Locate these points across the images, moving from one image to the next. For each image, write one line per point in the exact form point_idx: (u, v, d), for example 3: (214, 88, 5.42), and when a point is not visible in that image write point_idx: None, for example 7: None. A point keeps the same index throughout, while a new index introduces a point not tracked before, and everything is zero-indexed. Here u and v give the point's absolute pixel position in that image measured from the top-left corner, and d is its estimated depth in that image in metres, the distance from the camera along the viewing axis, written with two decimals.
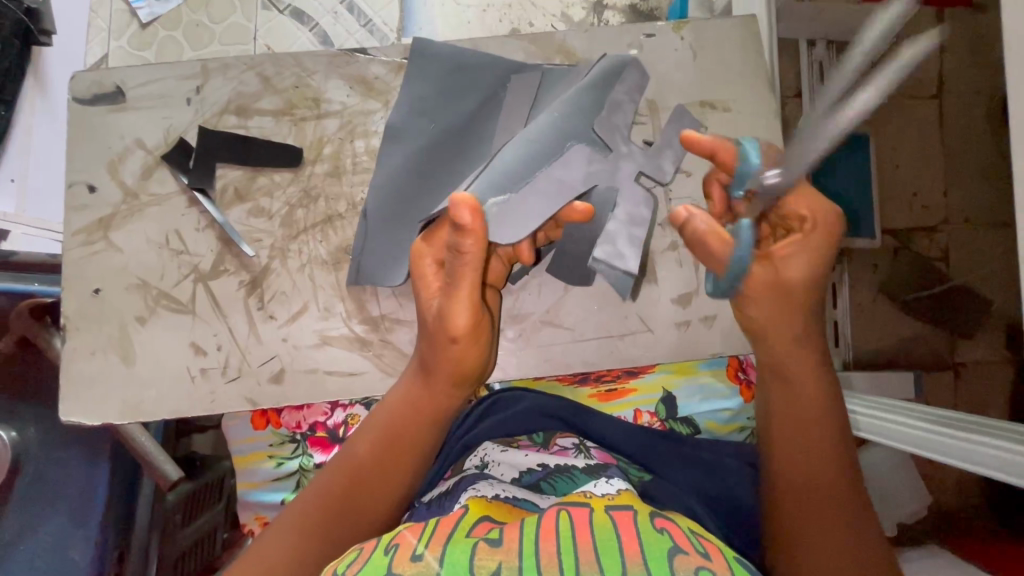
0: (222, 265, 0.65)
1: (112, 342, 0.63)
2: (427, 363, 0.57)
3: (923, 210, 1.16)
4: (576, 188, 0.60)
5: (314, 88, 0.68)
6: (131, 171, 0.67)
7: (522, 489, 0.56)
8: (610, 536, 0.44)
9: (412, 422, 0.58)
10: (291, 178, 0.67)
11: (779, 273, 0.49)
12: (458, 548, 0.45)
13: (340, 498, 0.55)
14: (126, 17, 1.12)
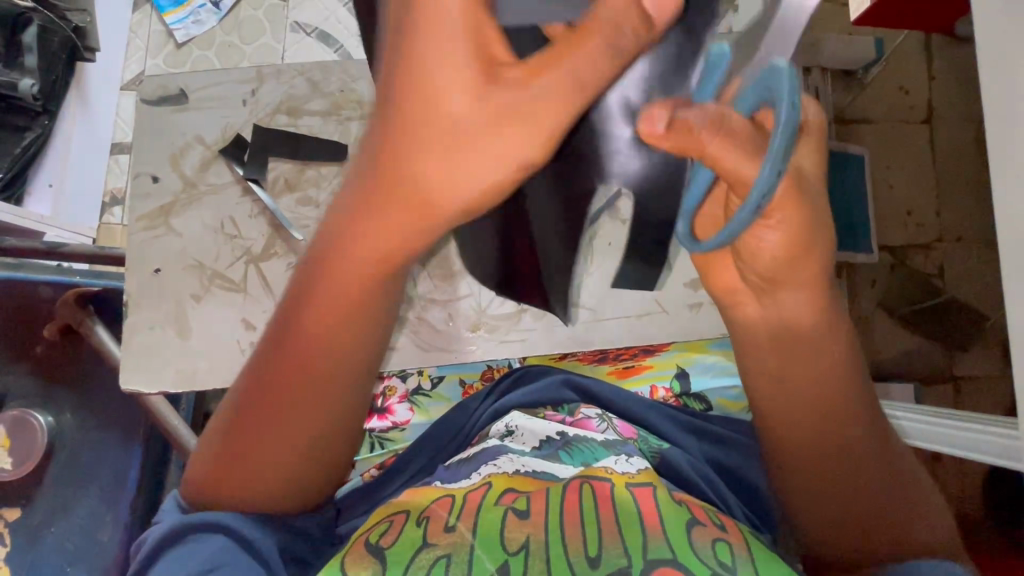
0: (272, 249, 0.71)
1: (169, 317, 0.69)
2: (397, 200, 0.40)
3: (917, 227, 1.22)
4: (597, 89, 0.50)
5: (358, 92, 0.76)
6: (191, 164, 0.73)
7: (538, 459, 0.60)
8: (631, 511, 0.51)
9: (352, 298, 0.44)
10: (336, 171, 0.73)
11: (798, 177, 0.41)
12: (490, 518, 0.52)
13: (276, 421, 0.47)
14: (163, 37, 1.25)
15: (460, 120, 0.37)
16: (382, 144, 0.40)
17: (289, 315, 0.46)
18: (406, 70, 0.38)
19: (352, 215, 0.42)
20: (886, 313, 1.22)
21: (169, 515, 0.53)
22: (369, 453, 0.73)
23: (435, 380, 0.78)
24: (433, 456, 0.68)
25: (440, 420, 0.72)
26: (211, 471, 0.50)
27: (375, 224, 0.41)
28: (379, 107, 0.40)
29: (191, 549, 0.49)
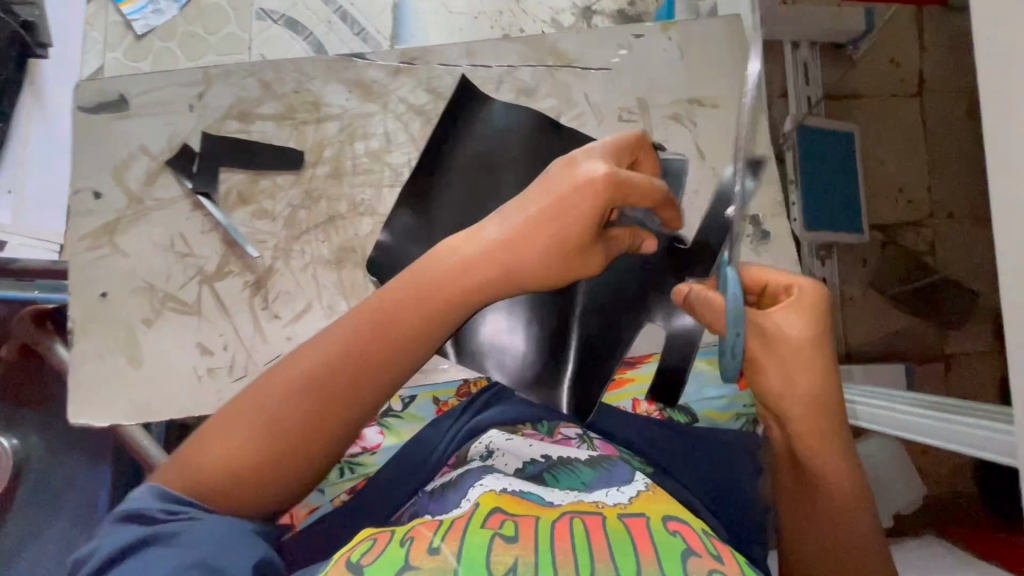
0: (227, 267, 0.67)
1: (119, 344, 0.64)
2: (493, 275, 0.55)
3: (909, 204, 1.19)
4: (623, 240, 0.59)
5: (313, 92, 0.71)
6: (135, 177, 0.68)
7: (524, 480, 0.57)
8: (623, 538, 0.47)
9: (428, 342, 0.54)
10: (292, 180, 0.69)
11: (778, 329, 0.49)
12: (476, 541, 0.47)
13: (308, 436, 0.50)
14: (121, 28, 1.13)
15: (564, 252, 0.55)
16: (501, 236, 0.55)
17: (365, 337, 0.52)
18: (542, 197, 0.55)
19: (460, 272, 0.54)
20: (877, 293, 1.19)
21: (147, 512, 0.45)
22: (338, 477, 0.69)
23: (406, 400, 0.74)
24: (404, 480, 0.64)
25: (413, 439, 0.69)
26: (205, 460, 0.48)
27: (467, 286, 0.54)
28: (506, 219, 0.56)
29: (177, 556, 0.42)
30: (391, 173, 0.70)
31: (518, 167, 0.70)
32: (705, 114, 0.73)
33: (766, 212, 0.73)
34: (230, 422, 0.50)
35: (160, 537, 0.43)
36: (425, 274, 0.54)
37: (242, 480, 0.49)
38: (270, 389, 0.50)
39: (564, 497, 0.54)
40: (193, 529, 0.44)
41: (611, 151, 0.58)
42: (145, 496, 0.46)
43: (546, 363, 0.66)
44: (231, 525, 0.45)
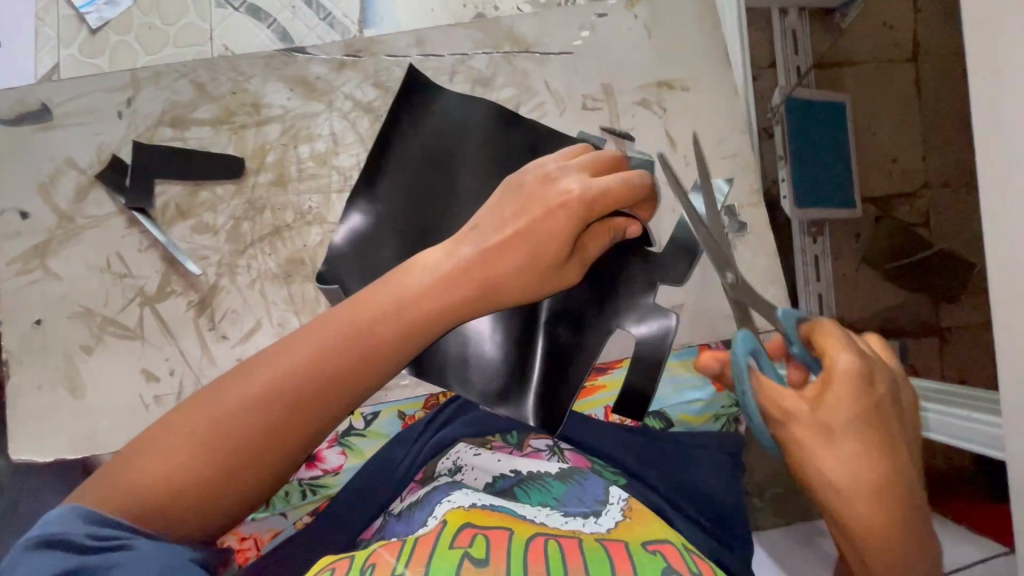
0: (169, 286, 0.63)
1: (59, 374, 0.61)
2: (472, 287, 0.48)
3: (903, 175, 1.09)
4: (598, 242, 0.53)
5: (252, 92, 0.65)
6: (64, 194, 0.63)
7: (494, 496, 0.53)
8: (601, 560, 0.45)
9: (403, 357, 0.47)
10: (234, 190, 0.64)
11: (822, 422, 0.41)
12: (443, 565, 0.42)
13: (262, 456, 0.43)
14: (74, 22, 0.94)
15: (541, 265, 0.50)
16: (483, 247, 0.49)
17: (332, 350, 0.45)
18: (521, 213, 0.50)
19: (440, 280, 0.48)
20: (870, 267, 1.16)
21: (68, 539, 0.37)
22: (299, 500, 0.68)
23: (370, 417, 0.72)
24: (368, 495, 0.62)
25: (376, 456, 0.67)
26: (141, 475, 0.41)
27: (447, 293, 0.48)
28: (476, 233, 0.51)
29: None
30: (339, 176, 0.66)
31: (474, 162, 0.64)
32: (675, 98, 0.68)
33: (741, 202, 0.68)
34: (177, 431, 0.42)
35: (86, 570, 0.35)
36: (402, 282, 0.48)
37: (182, 502, 0.41)
38: (221, 400, 0.43)
39: (537, 514, 0.51)
40: (128, 559, 0.36)
41: (589, 167, 0.53)
42: (66, 519, 0.38)
43: (511, 373, 0.61)
44: (173, 554, 0.38)
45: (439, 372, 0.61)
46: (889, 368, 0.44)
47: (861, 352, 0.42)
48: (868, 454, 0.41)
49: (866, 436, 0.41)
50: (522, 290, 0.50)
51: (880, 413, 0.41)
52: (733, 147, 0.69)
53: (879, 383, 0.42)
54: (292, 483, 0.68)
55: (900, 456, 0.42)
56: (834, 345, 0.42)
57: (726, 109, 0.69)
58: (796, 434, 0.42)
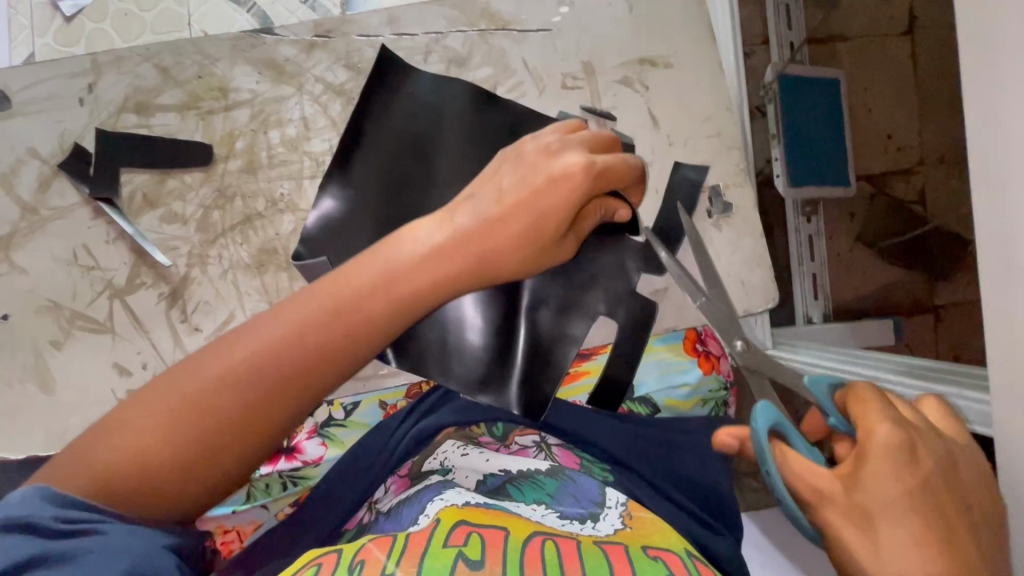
0: (138, 278, 0.61)
1: (28, 370, 0.60)
2: (468, 256, 0.44)
3: (899, 151, 1.17)
4: (591, 221, 0.49)
5: (218, 76, 0.63)
6: (26, 184, 0.61)
7: (486, 495, 0.52)
8: (600, 564, 0.44)
9: (394, 333, 0.43)
10: (202, 178, 0.62)
11: (860, 507, 0.36)
12: (436, 566, 0.40)
13: (239, 437, 0.39)
14: (45, 10, 0.89)
15: (539, 243, 0.46)
16: (480, 220, 0.45)
17: (317, 323, 0.41)
18: (523, 184, 0.46)
19: (435, 251, 0.43)
20: (864, 246, 1.17)
21: (33, 521, 0.35)
22: (281, 492, 0.67)
23: (349, 408, 0.71)
24: (351, 485, 0.61)
25: (357, 444, 0.66)
26: (108, 453, 0.37)
27: (443, 263, 0.43)
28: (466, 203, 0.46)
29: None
30: (311, 162, 0.64)
31: (450, 146, 0.62)
32: (658, 75, 0.66)
33: (727, 182, 0.66)
34: (148, 408, 0.38)
35: (55, 558, 0.34)
36: (392, 255, 0.43)
37: (152, 482, 0.38)
38: (197, 373, 0.39)
39: (533, 513, 0.50)
40: (97, 549, 0.35)
41: (588, 142, 0.49)
42: (28, 499, 0.36)
43: (493, 360, 0.60)
44: (145, 543, 0.36)
45: (419, 359, 0.60)
46: (945, 440, 0.38)
47: (906, 422, 0.37)
48: (913, 549, 0.35)
49: (914, 526, 0.36)
50: (513, 265, 0.45)
51: (928, 500, 0.36)
52: (718, 125, 0.67)
53: (926, 462, 0.36)
54: (272, 475, 0.67)
55: (958, 551, 0.36)
56: (873, 414, 0.37)
57: (710, 86, 0.67)
58: (829, 520, 0.37)
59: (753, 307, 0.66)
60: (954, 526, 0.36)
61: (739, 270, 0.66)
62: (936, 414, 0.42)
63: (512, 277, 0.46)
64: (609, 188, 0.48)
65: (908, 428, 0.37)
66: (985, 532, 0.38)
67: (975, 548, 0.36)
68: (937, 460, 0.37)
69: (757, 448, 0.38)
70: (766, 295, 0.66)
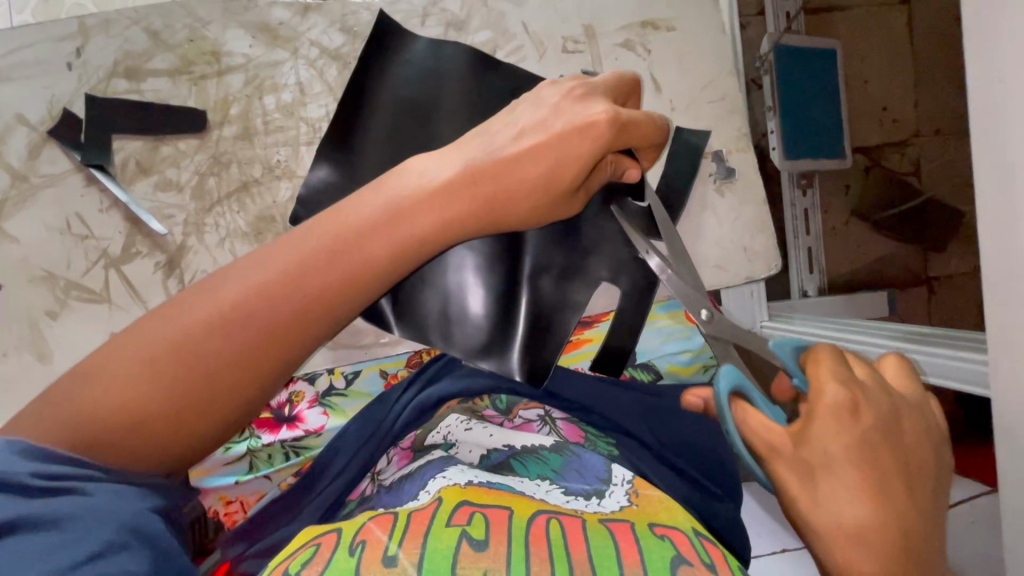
0: (134, 247, 0.60)
1: (24, 340, 0.59)
2: (465, 200, 0.45)
3: (893, 123, 1.20)
4: (606, 173, 0.51)
5: (210, 40, 0.61)
6: (15, 151, 0.60)
7: (489, 471, 0.52)
8: (606, 546, 0.44)
9: (390, 278, 0.44)
10: (197, 145, 0.61)
11: (804, 456, 0.36)
12: (439, 546, 0.40)
13: (235, 381, 0.39)
14: None
15: (552, 191, 0.47)
16: (494, 164, 0.46)
17: (311, 267, 0.41)
18: (541, 127, 0.47)
19: (434, 198, 0.44)
20: (860, 219, 1.20)
21: (12, 478, 0.33)
22: (283, 462, 0.67)
23: (350, 377, 0.72)
24: (353, 455, 0.61)
25: (360, 414, 0.67)
26: (93, 402, 0.36)
27: (439, 209, 0.45)
28: (473, 149, 0.47)
29: (61, 553, 0.32)
30: (307, 128, 0.63)
31: (449, 109, 0.61)
32: (659, 39, 0.65)
33: (729, 147, 0.66)
34: (131, 355, 0.38)
35: (34, 520, 0.32)
36: (388, 202, 0.44)
37: (141, 431, 0.37)
38: (185, 318, 0.39)
39: (537, 490, 0.50)
40: (82, 511, 0.34)
41: (609, 89, 0.50)
42: (1, 455, 0.34)
43: (495, 327, 0.60)
44: (131, 507, 0.35)
45: (421, 326, 0.60)
46: (893, 397, 0.38)
47: (852, 377, 0.38)
48: (855, 497, 0.35)
49: (854, 476, 0.35)
50: (522, 207, 0.47)
51: (870, 452, 0.36)
52: (720, 90, 0.66)
53: (869, 415, 0.36)
54: (274, 445, 0.67)
55: (894, 499, 0.36)
56: (822, 372, 0.37)
57: (712, 50, 0.66)
58: (777, 471, 0.37)
59: (757, 271, 0.66)
60: (898, 477, 0.36)
61: (741, 236, 0.66)
62: (891, 371, 0.42)
63: (521, 222, 0.48)
64: (627, 144, 0.49)
65: (852, 383, 0.37)
66: (922, 482, 0.38)
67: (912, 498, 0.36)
68: (887, 413, 0.37)
69: (718, 408, 0.41)
70: (768, 261, 0.67)
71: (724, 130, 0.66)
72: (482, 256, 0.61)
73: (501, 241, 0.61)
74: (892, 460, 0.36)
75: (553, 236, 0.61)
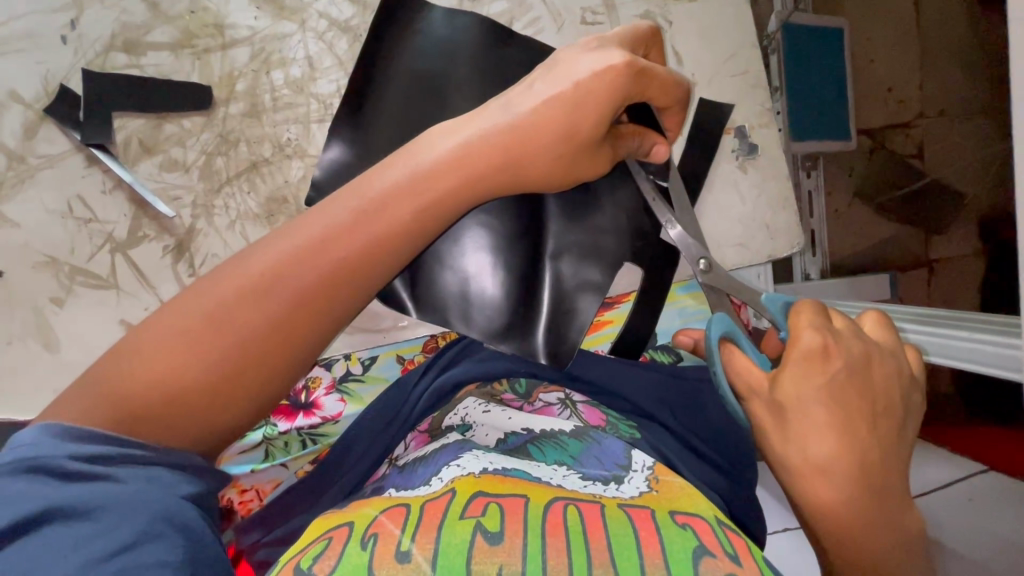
0: (140, 231, 0.58)
1: (30, 328, 0.57)
2: (485, 168, 0.44)
3: (898, 103, 1.19)
4: (629, 139, 0.49)
5: (213, 11, 0.58)
6: (10, 130, 0.57)
7: (504, 455, 0.51)
8: (625, 533, 0.43)
9: (415, 244, 0.43)
10: (203, 123, 0.58)
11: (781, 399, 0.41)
12: (454, 540, 0.40)
13: (266, 353, 0.39)
14: None
15: (575, 143, 0.45)
16: (517, 124, 0.44)
17: (337, 236, 0.40)
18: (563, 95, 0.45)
19: (454, 162, 0.43)
20: (863, 202, 1.20)
21: (50, 462, 0.33)
22: (299, 451, 0.66)
23: (367, 363, 0.70)
24: (371, 441, 0.61)
25: (377, 401, 0.65)
26: (131, 378, 0.36)
27: (461, 175, 0.43)
28: (494, 119, 0.45)
29: (95, 543, 0.32)
30: (318, 105, 0.60)
31: (465, 83, 0.58)
32: (681, 9, 0.63)
33: (752, 123, 0.64)
34: (162, 335, 0.38)
35: (65, 511, 0.32)
36: (410, 169, 0.43)
37: (178, 405, 0.37)
38: (216, 291, 0.39)
39: (553, 475, 0.49)
40: (115, 501, 0.33)
41: (625, 44, 0.47)
42: (40, 440, 0.34)
43: (515, 308, 0.58)
44: (163, 496, 0.35)
45: (439, 306, 0.58)
46: (865, 343, 0.43)
47: (828, 327, 0.42)
48: (824, 429, 0.40)
49: (823, 415, 0.40)
50: (547, 174, 0.46)
51: (838, 394, 0.41)
52: (743, 63, 0.64)
53: (841, 361, 0.41)
54: (291, 432, 0.66)
55: (860, 435, 0.41)
56: (799, 323, 0.42)
57: (735, 21, 0.64)
58: (753, 408, 0.44)
59: (779, 249, 0.66)
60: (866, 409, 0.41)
61: (763, 214, 0.65)
62: (874, 329, 0.46)
63: (546, 189, 0.47)
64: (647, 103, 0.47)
65: (827, 332, 0.41)
66: (888, 419, 0.43)
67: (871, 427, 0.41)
68: (860, 357, 0.42)
69: (707, 351, 0.47)
70: (791, 240, 0.66)
71: (745, 106, 0.64)
72: (502, 234, 0.60)
73: (522, 219, 0.60)
74: (862, 397, 0.41)
75: (575, 215, 0.60)
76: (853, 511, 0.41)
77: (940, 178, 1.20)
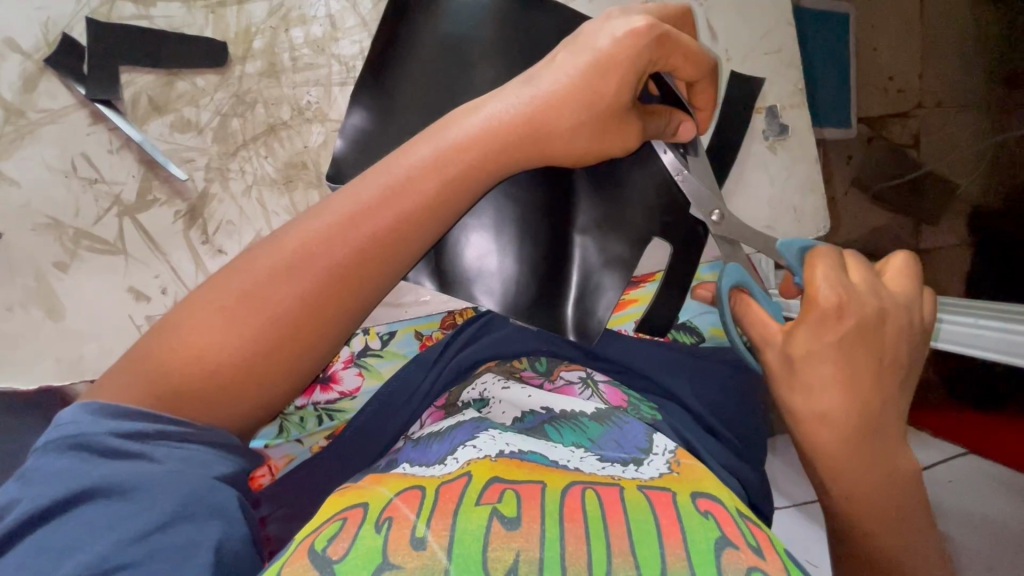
0: (150, 194, 0.55)
1: (30, 294, 0.54)
2: (515, 136, 0.42)
3: (898, 93, 1.20)
4: (657, 114, 0.47)
5: None
6: (8, 81, 0.53)
7: (521, 435, 0.49)
8: (645, 518, 0.41)
9: (448, 216, 0.42)
10: (217, 81, 0.55)
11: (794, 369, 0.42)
12: (469, 527, 0.38)
13: (302, 330, 0.37)
14: None
15: (597, 109, 0.42)
16: (551, 95, 0.42)
17: (380, 205, 0.39)
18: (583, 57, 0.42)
19: (489, 132, 0.42)
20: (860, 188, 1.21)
21: (92, 440, 0.33)
22: (316, 426, 0.64)
23: (386, 337, 0.70)
24: (387, 418, 0.59)
25: (395, 375, 0.64)
26: (168, 351, 0.35)
27: (491, 148, 0.42)
28: (533, 87, 0.43)
29: (129, 523, 0.32)
30: (340, 67, 0.58)
31: (496, 48, 0.56)
32: None
33: (784, 103, 0.64)
34: (197, 308, 0.36)
35: (103, 491, 0.32)
36: (449, 137, 0.41)
37: (206, 383, 0.36)
38: (259, 263, 0.37)
39: (571, 458, 0.47)
40: (151, 481, 0.33)
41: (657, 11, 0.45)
42: (81, 419, 0.34)
43: (540, 286, 0.57)
44: (196, 477, 0.34)
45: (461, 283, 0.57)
46: (882, 315, 0.41)
47: (845, 283, 0.41)
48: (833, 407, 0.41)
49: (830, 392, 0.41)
50: (574, 148, 0.44)
51: (847, 377, 0.41)
52: (777, 41, 0.63)
53: (852, 316, 0.40)
54: (308, 408, 0.65)
55: (864, 413, 0.41)
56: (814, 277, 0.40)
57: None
58: None
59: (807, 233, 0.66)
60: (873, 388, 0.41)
61: (792, 197, 0.65)
62: (893, 276, 0.44)
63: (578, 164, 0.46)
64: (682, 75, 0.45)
65: (844, 290, 0.40)
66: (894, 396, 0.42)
67: (876, 400, 0.41)
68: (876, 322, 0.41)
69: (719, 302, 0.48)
70: (816, 223, 0.66)
71: (776, 85, 0.64)
72: (530, 210, 0.58)
73: (550, 194, 0.58)
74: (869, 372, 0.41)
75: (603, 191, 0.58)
76: (863, 490, 0.42)
77: (935, 171, 1.20)
